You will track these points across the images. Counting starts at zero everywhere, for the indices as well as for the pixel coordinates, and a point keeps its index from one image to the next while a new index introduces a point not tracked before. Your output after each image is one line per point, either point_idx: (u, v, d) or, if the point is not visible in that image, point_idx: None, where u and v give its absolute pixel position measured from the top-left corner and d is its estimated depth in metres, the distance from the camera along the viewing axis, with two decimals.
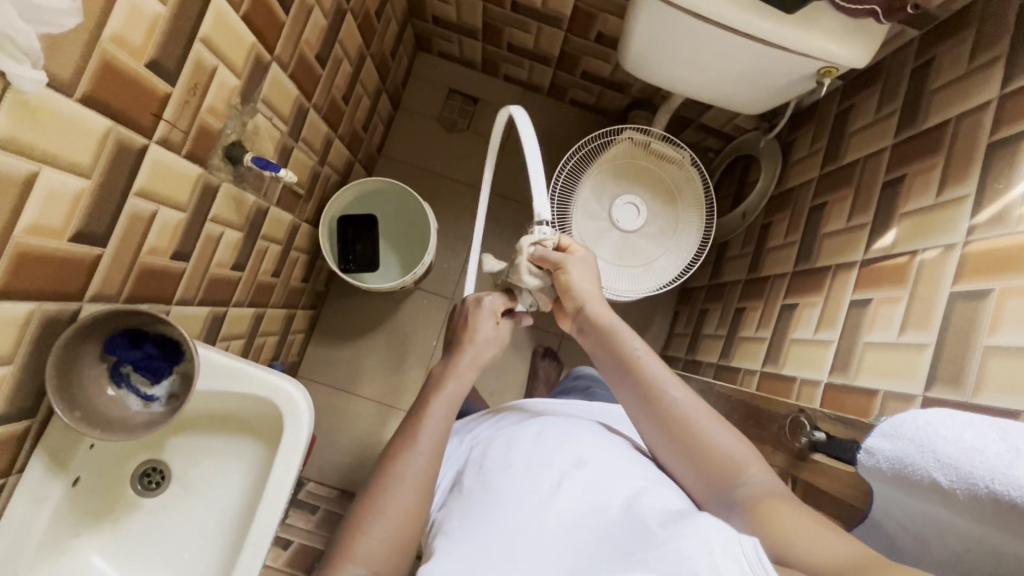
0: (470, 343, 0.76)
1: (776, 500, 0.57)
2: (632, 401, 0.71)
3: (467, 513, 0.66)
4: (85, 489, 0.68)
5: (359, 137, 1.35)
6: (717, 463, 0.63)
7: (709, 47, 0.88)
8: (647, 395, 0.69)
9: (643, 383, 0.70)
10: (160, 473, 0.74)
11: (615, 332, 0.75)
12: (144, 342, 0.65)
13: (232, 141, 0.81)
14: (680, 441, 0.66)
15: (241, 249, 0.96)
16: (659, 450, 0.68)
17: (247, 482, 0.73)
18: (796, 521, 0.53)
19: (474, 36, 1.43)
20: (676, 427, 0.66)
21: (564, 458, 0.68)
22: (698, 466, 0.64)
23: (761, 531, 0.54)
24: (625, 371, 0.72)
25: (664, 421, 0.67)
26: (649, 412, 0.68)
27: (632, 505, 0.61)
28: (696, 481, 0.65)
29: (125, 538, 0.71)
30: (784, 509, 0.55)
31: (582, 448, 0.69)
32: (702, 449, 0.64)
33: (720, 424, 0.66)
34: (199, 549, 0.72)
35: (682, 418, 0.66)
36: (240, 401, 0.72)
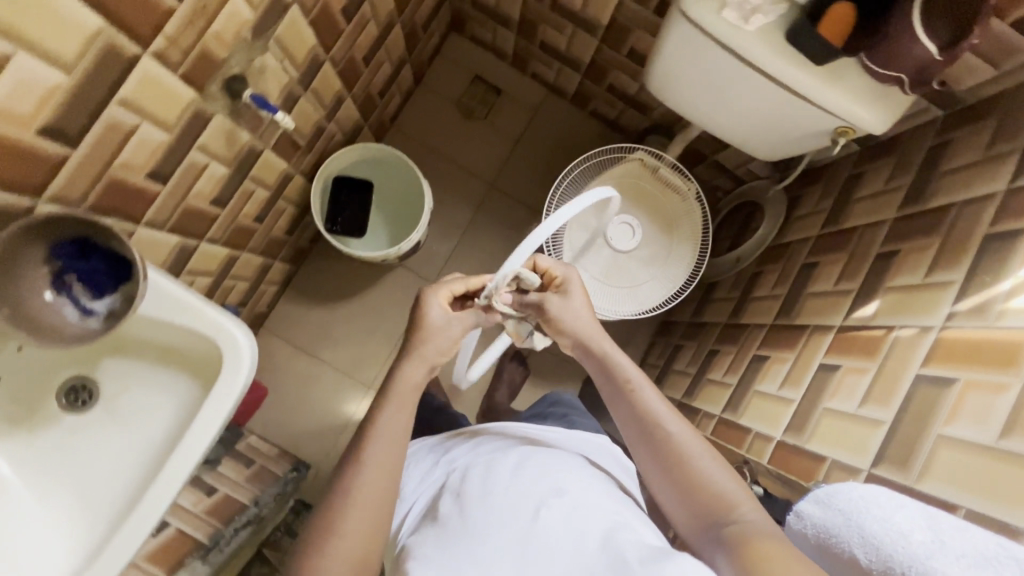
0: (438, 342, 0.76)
1: (763, 535, 0.54)
2: (628, 430, 0.70)
3: (437, 540, 0.64)
4: (5, 390, 0.65)
5: (373, 102, 1.33)
6: (707, 499, 0.61)
7: (731, 84, 0.87)
8: (642, 427, 0.68)
9: (640, 415, 0.69)
10: (89, 392, 0.72)
11: (612, 359, 0.75)
12: (94, 253, 0.62)
13: (234, 74, 0.79)
14: (672, 475, 0.64)
15: (226, 186, 0.93)
16: (653, 483, 0.67)
17: (176, 418, 0.71)
18: (783, 559, 0.51)
19: (510, 27, 1.41)
20: (670, 459, 0.65)
21: (542, 486, 0.67)
22: (687, 504, 0.63)
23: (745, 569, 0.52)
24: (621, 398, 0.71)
25: (658, 455, 0.66)
26: (645, 444, 0.67)
27: (611, 539, 0.60)
28: (685, 518, 0.63)
29: (38, 451, 0.68)
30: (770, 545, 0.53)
31: (565, 479, 0.69)
32: (694, 484, 0.62)
33: (715, 460, 0.64)
34: (113, 477, 0.69)
35: (677, 450, 0.65)
36: (183, 336, 0.70)
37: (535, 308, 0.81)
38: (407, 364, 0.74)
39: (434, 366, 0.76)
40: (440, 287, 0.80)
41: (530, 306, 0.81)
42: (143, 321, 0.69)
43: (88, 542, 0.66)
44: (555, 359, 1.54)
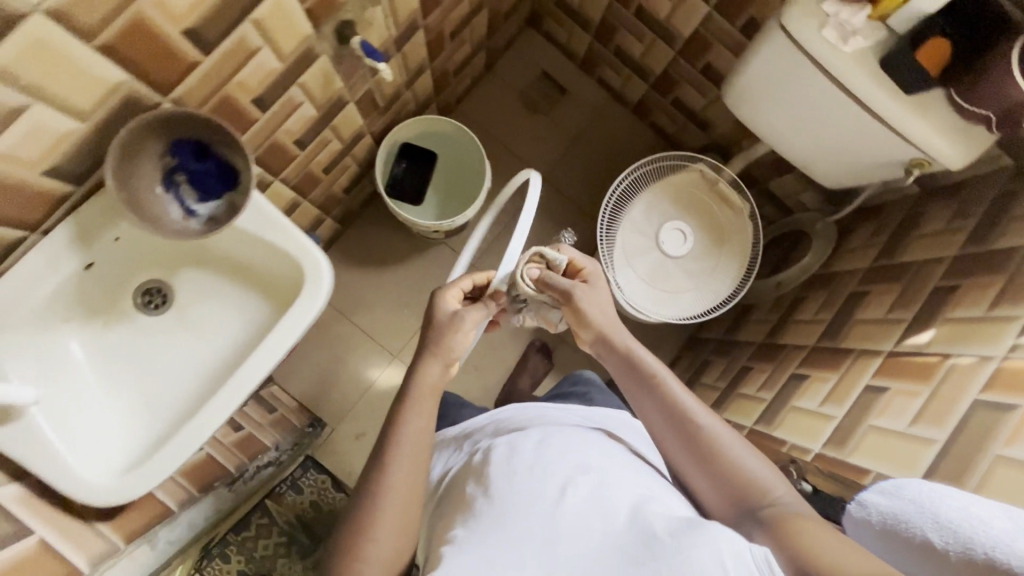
0: (447, 335, 0.74)
1: (802, 521, 0.57)
2: (657, 420, 0.71)
3: (465, 521, 0.64)
4: (93, 279, 0.67)
5: (446, 79, 1.37)
6: (742, 483, 0.64)
7: (814, 103, 0.90)
8: (672, 417, 0.69)
9: (670, 405, 0.70)
10: (163, 296, 0.73)
11: (635, 352, 0.75)
12: (208, 157, 0.65)
13: (347, 20, 0.82)
14: (705, 462, 0.66)
15: (310, 129, 0.96)
16: (683, 468, 0.68)
17: (243, 334, 0.73)
18: (825, 534, 0.54)
19: (587, 29, 1.45)
20: (703, 447, 0.67)
21: (566, 462, 0.66)
22: (723, 491, 0.65)
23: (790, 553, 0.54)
24: (649, 389, 0.72)
25: (690, 443, 0.67)
26: (677, 435, 0.69)
27: (640, 514, 0.60)
28: (718, 501, 0.65)
29: (108, 344, 0.70)
30: (811, 530, 0.55)
31: (588, 455, 0.68)
32: (728, 470, 0.65)
33: (745, 447, 0.67)
34: (175, 381, 0.71)
35: (710, 438, 0.67)
36: (265, 254, 0.71)
37: (561, 294, 0.78)
38: (422, 361, 0.74)
39: (452, 359, 0.75)
40: (452, 286, 0.79)
41: (556, 291, 0.78)
42: (229, 234, 0.70)
43: (146, 442, 0.68)
44: (579, 358, 1.55)
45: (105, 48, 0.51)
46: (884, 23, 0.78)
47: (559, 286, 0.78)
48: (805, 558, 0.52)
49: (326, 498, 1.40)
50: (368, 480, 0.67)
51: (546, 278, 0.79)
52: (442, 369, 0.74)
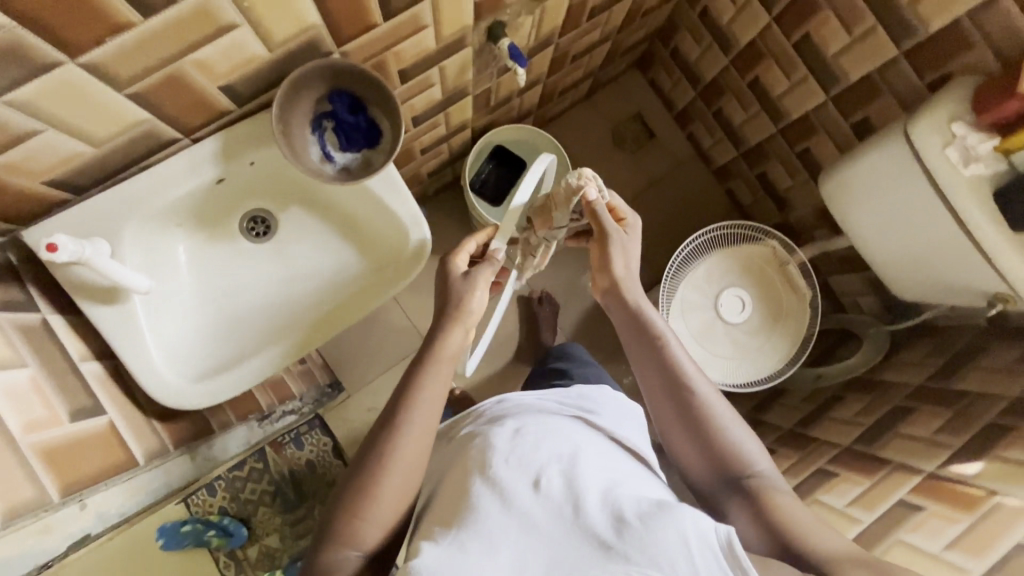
0: (467, 296, 0.72)
1: (775, 500, 0.64)
2: (656, 381, 0.73)
3: (446, 522, 0.61)
4: (214, 196, 0.70)
5: (552, 97, 1.40)
6: (728, 454, 0.68)
7: (915, 215, 0.91)
8: (672, 382, 0.72)
9: (671, 370, 0.72)
10: (266, 226, 0.75)
11: (645, 314, 0.76)
12: (362, 112, 0.67)
13: (501, 21, 0.85)
14: (696, 429, 0.70)
15: (428, 110, 0.99)
16: (671, 433, 0.72)
17: (329, 282, 0.76)
18: (800, 517, 0.62)
19: (695, 85, 1.46)
20: (697, 412, 0.70)
21: (544, 449, 0.65)
22: (704, 463, 0.70)
23: (769, 526, 0.63)
24: (654, 351, 0.74)
25: (685, 410, 0.70)
26: (673, 398, 0.71)
27: (612, 503, 0.59)
28: (703, 466, 0.70)
29: (206, 257, 0.72)
30: (784, 513, 0.63)
31: (569, 443, 0.66)
32: (716, 440, 0.69)
33: (732, 417, 0.71)
34: (255, 309, 0.73)
35: (703, 406, 0.70)
36: (374, 213, 0.74)
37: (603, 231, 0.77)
38: (443, 329, 0.71)
39: (473, 322, 0.73)
40: (459, 249, 0.77)
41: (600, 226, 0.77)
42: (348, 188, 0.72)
43: (217, 356, 0.70)
44: None
45: None
46: (1007, 156, 0.80)
47: (606, 225, 0.76)
48: (788, 535, 0.61)
49: (322, 461, 1.45)
50: (364, 458, 0.64)
51: (597, 209, 0.77)
52: (463, 337, 0.72)
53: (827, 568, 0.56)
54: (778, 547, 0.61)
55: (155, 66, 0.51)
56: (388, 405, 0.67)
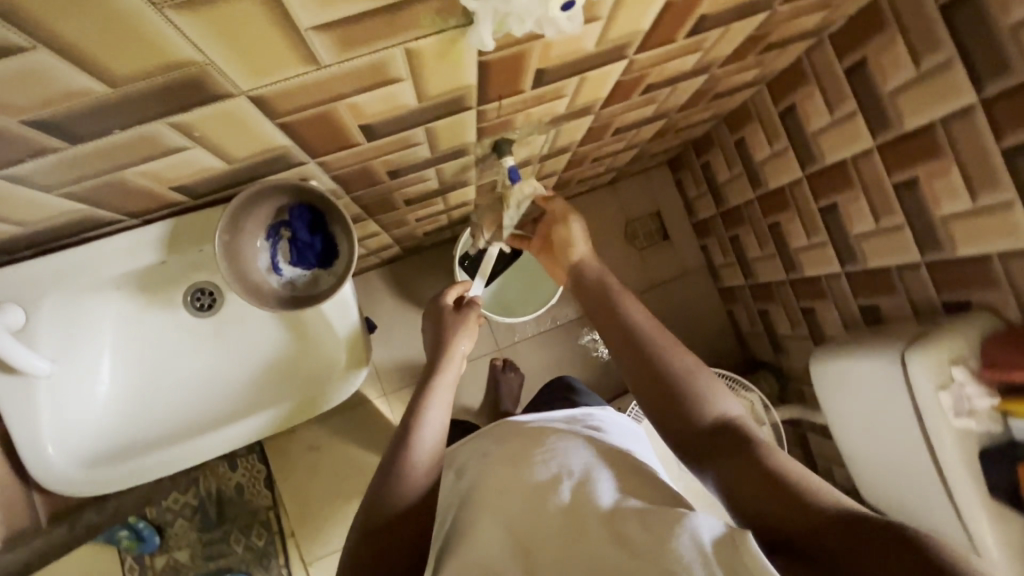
0: (453, 338, 0.79)
1: (755, 456, 0.54)
2: (613, 340, 0.67)
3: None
4: (158, 270, 0.65)
5: (569, 184, 1.35)
6: (706, 412, 0.60)
7: (894, 437, 0.85)
8: (630, 339, 0.65)
9: (626, 327, 0.66)
10: (212, 299, 0.70)
11: (605, 282, 0.73)
12: (319, 233, 0.66)
13: (509, 138, 0.81)
14: (664, 385, 0.61)
15: (424, 194, 0.95)
16: (641, 396, 0.63)
17: (260, 375, 0.71)
18: (795, 473, 0.52)
19: (719, 204, 1.41)
20: (661, 368, 0.62)
21: (551, 467, 0.64)
22: (677, 426, 0.60)
23: (761, 484, 0.52)
24: (608, 313, 0.69)
25: (647, 368, 0.63)
26: (632, 353, 0.64)
27: (618, 522, 0.54)
28: (681, 431, 0.60)
29: (139, 323, 0.67)
30: (765, 470, 0.53)
31: (574, 463, 0.64)
32: (688, 395, 0.60)
33: (701, 370, 0.62)
34: (178, 389, 0.69)
35: (665, 359, 0.63)
36: (320, 320, 0.70)
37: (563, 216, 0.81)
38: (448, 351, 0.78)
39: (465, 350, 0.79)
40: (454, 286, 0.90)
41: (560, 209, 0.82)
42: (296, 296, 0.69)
43: (127, 433, 0.67)
44: None
45: (282, 124, 0.51)
46: (1005, 417, 0.74)
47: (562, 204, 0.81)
48: (787, 496, 0.50)
49: (252, 488, 1.41)
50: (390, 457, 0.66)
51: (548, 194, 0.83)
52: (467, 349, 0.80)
53: (837, 528, 0.46)
54: (777, 509, 0.50)
55: (90, 175, 0.48)
56: (398, 427, 0.66)
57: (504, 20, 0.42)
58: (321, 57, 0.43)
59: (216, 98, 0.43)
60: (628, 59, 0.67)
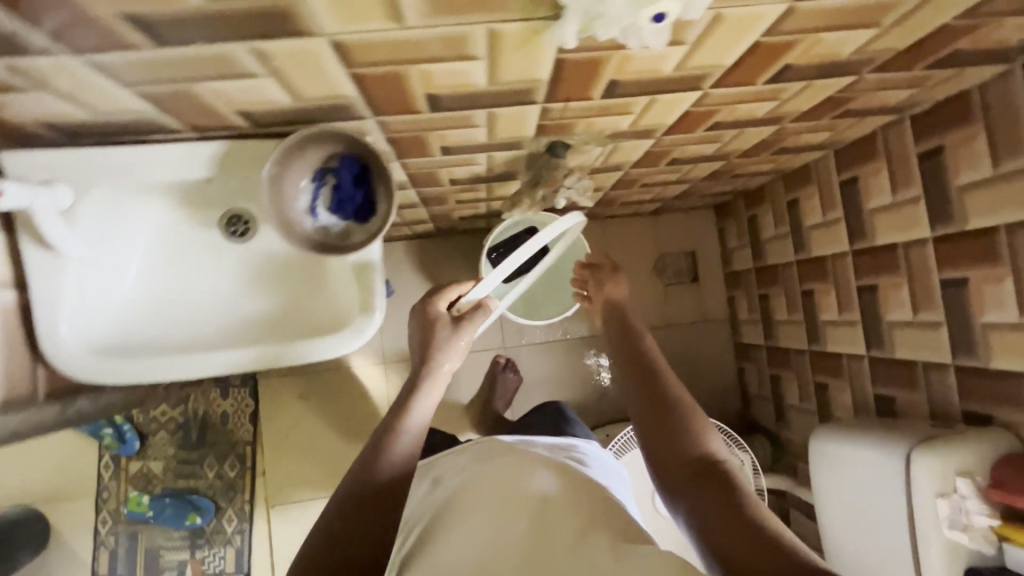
0: (437, 355, 0.79)
1: (731, 500, 0.61)
2: (631, 369, 0.80)
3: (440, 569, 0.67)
4: (204, 186, 0.67)
5: (612, 204, 1.35)
6: (696, 446, 0.69)
7: (877, 532, 0.83)
8: (644, 371, 0.79)
9: (645, 356, 0.82)
10: (244, 227, 0.71)
11: (633, 321, 0.90)
12: (363, 188, 0.67)
13: (566, 142, 0.81)
14: (665, 416, 0.72)
15: (468, 178, 0.96)
16: (643, 419, 0.74)
17: (271, 311, 0.73)
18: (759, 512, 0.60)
19: (757, 259, 1.39)
20: (665, 403, 0.74)
21: (526, 487, 0.75)
22: (668, 460, 0.69)
23: (730, 513, 0.60)
24: (630, 342, 0.85)
25: (655, 399, 0.75)
26: (643, 382, 0.78)
27: (584, 540, 0.68)
28: (671, 455, 0.69)
29: (175, 232, 0.70)
30: (738, 513, 0.59)
31: (547, 483, 0.76)
32: (682, 431, 0.70)
33: (700, 418, 0.72)
34: (193, 303, 0.71)
35: (671, 398, 0.74)
36: (343, 275, 0.70)
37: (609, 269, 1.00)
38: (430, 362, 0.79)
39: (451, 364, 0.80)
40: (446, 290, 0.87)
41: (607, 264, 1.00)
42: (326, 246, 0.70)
43: (139, 332, 0.69)
44: None
45: (353, 74, 0.52)
46: (999, 541, 0.71)
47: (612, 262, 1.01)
48: (752, 527, 0.58)
49: (237, 419, 1.44)
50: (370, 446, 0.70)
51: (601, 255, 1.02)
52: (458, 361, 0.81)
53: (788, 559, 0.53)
54: (742, 534, 0.57)
55: (166, 81, 0.50)
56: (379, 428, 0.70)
57: (593, 17, 0.42)
58: (406, 18, 0.44)
59: (300, 34, 0.44)
60: (702, 91, 0.66)
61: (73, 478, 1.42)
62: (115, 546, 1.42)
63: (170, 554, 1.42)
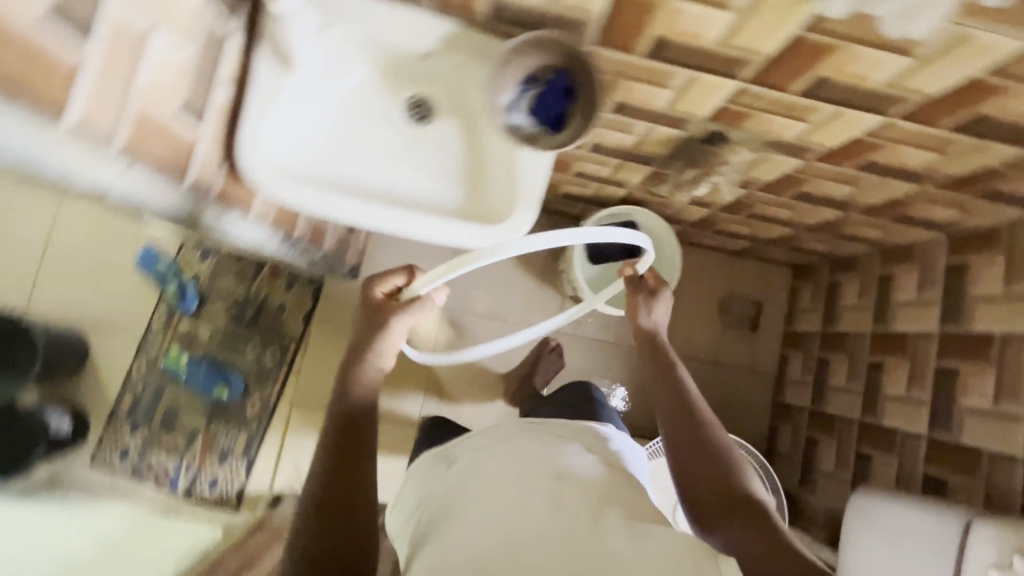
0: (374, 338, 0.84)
1: (756, 530, 0.70)
2: (667, 397, 0.88)
3: (459, 545, 0.70)
4: (412, 63, 0.75)
5: (708, 228, 1.40)
6: (727, 479, 0.78)
7: None
8: (679, 401, 0.87)
9: (679, 385, 0.89)
10: (425, 111, 0.78)
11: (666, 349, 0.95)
12: (563, 104, 0.72)
13: (725, 136, 0.87)
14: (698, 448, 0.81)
15: (610, 149, 1.02)
16: (678, 449, 0.82)
17: (426, 191, 0.78)
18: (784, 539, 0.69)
19: (826, 324, 1.42)
20: (699, 436, 0.82)
21: (541, 468, 0.77)
22: (700, 490, 0.78)
23: (763, 542, 0.69)
24: (665, 369, 0.92)
25: (691, 430, 0.83)
26: (680, 412, 0.85)
27: (599, 516, 0.71)
28: (705, 488, 0.77)
29: (366, 95, 0.76)
30: (765, 544, 0.68)
31: (560, 459, 0.79)
32: (715, 464, 0.79)
33: (728, 450, 0.81)
34: (361, 161, 0.77)
35: (704, 429, 0.83)
36: (506, 176, 0.77)
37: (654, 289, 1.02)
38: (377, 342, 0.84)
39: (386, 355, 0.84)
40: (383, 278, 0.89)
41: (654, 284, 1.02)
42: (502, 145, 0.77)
43: (308, 168, 0.75)
44: None
45: None
46: None
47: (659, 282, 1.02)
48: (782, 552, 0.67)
49: (292, 313, 1.49)
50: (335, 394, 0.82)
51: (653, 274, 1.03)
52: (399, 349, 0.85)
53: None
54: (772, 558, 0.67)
55: None
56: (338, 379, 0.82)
57: None
58: None
59: None
60: (885, 118, 0.71)
61: (126, 318, 1.47)
62: (140, 393, 1.45)
63: (187, 419, 1.45)
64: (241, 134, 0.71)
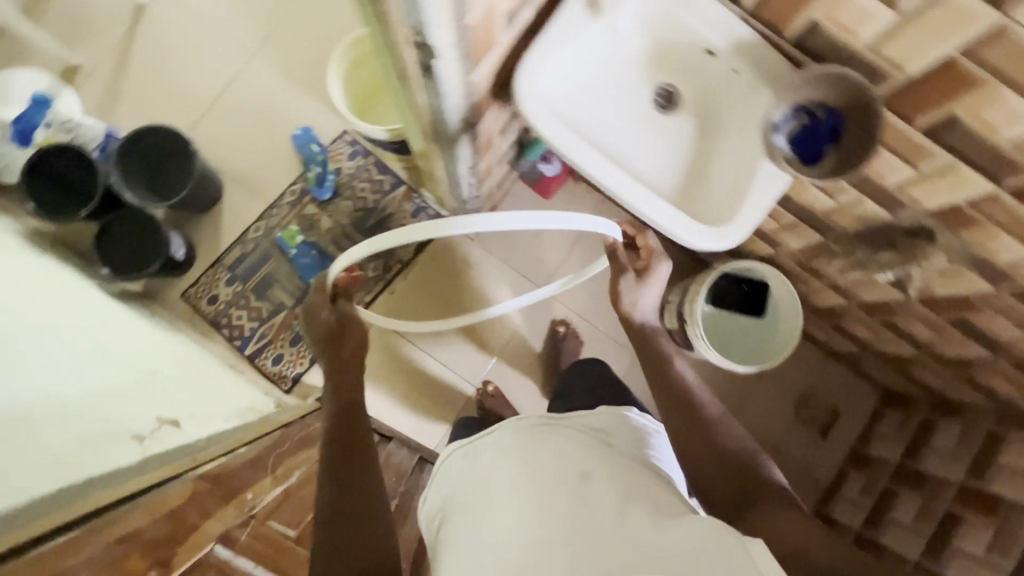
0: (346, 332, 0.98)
1: (780, 514, 0.74)
2: (667, 398, 0.93)
3: (493, 546, 0.73)
4: (683, 58, 0.86)
5: (828, 320, 1.39)
6: (736, 470, 0.82)
7: None
8: (679, 399, 0.92)
9: (679, 383, 0.94)
10: (670, 103, 0.89)
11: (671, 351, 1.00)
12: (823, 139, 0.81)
13: (935, 233, 0.87)
14: (704, 443, 0.86)
15: (799, 204, 1.03)
16: (687, 448, 0.87)
17: (652, 170, 0.88)
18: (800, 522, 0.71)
19: (905, 458, 1.38)
20: (704, 430, 0.87)
21: (566, 464, 0.79)
22: (717, 486, 0.82)
23: (784, 524, 0.72)
24: (665, 365, 0.97)
25: (695, 425, 0.88)
26: (683, 411, 0.90)
27: (624, 512, 0.71)
28: (718, 486, 0.82)
29: (631, 70, 0.88)
30: (791, 523, 0.72)
31: (582, 460, 0.79)
32: (725, 456, 0.84)
33: (735, 439, 0.86)
34: (610, 123, 0.87)
35: (708, 422, 0.88)
36: (732, 182, 0.87)
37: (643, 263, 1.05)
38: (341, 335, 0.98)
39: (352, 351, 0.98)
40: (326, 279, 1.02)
41: (644, 259, 1.05)
42: (733, 155, 0.87)
43: (568, 111, 0.85)
44: None
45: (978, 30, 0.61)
46: None
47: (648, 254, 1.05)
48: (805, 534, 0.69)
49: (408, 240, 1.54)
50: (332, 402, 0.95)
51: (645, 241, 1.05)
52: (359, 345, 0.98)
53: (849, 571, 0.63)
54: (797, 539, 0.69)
55: None
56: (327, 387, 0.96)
57: None
58: None
59: None
60: None
61: (263, 183, 1.55)
62: (248, 253, 1.52)
63: (278, 292, 1.51)
64: (528, 58, 0.79)
